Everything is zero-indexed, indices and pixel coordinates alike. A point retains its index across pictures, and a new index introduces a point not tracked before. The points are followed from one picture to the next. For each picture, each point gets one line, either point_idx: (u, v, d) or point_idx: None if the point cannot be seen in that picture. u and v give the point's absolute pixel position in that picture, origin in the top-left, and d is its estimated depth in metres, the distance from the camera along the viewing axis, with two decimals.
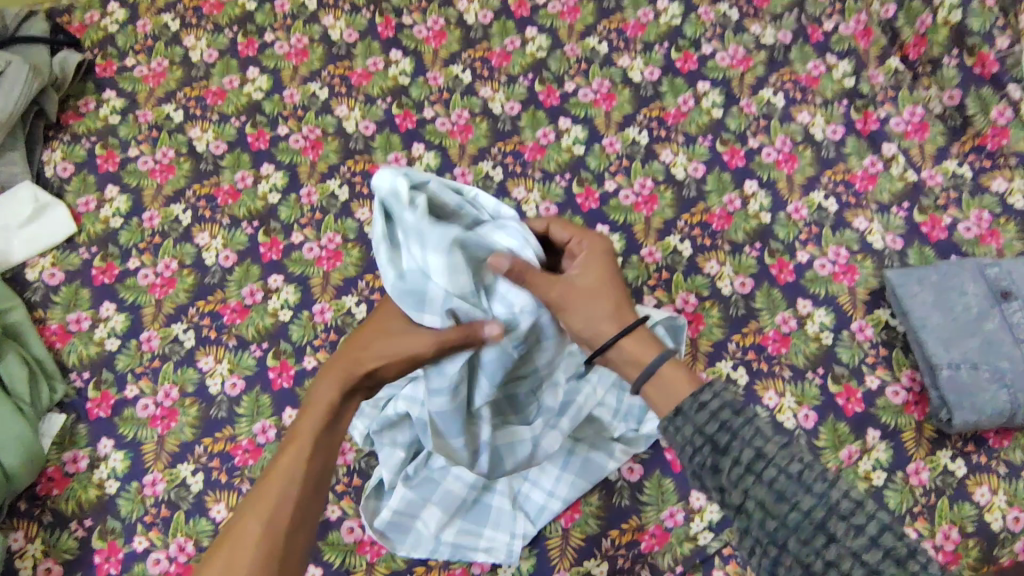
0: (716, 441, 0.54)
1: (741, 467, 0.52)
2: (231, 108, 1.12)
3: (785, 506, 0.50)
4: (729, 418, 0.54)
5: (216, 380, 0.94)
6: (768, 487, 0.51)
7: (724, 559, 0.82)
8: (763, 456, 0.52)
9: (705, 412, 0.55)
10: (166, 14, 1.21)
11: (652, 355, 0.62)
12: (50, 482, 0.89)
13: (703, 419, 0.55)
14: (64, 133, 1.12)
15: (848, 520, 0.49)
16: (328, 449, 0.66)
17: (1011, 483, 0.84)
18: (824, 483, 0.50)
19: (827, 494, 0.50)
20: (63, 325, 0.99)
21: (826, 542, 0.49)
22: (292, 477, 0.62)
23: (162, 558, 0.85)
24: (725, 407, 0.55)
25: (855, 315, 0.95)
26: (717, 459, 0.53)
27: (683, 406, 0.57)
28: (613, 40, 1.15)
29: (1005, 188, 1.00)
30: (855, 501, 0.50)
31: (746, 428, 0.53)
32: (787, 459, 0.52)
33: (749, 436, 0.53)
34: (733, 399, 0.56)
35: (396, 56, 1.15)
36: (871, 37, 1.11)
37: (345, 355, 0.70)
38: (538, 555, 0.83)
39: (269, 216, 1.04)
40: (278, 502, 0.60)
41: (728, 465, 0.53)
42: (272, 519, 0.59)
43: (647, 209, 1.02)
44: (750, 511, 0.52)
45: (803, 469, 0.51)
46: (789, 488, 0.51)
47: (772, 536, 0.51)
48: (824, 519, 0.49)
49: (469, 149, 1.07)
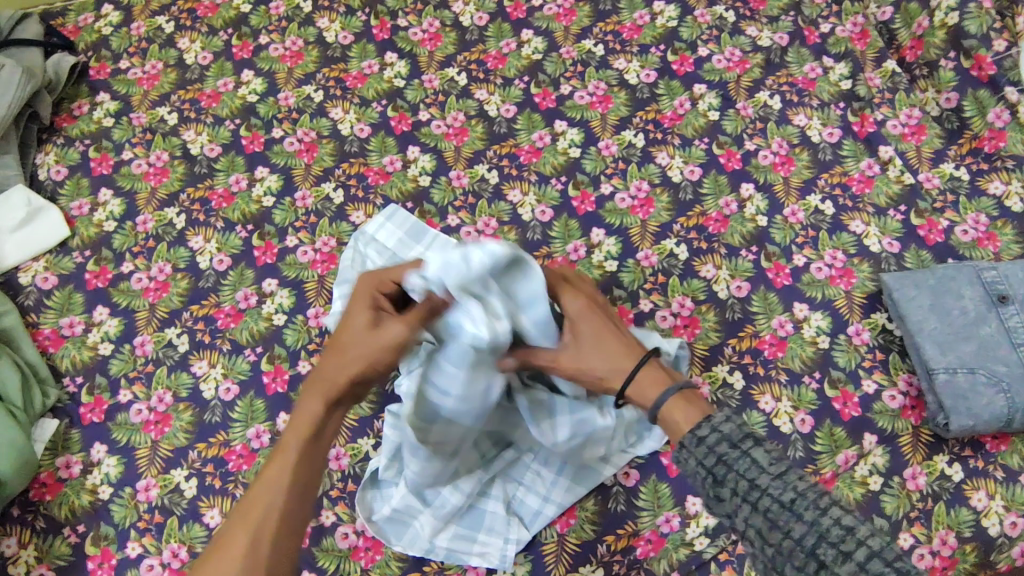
0: (715, 474, 0.57)
1: (739, 496, 0.55)
2: (226, 110, 1.12)
3: (778, 533, 0.52)
4: (727, 452, 0.57)
5: (210, 385, 0.94)
6: (763, 516, 0.53)
7: (720, 565, 0.81)
8: (757, 486, 0.54)
9: (703, 446, 0.59)
10: (160, 16, 1.20)
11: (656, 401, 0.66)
12: (43, 488, 0.89)
13: (703, 453, 0.58)
14: (57, 136, 1.11)
15: (837, 546, 0.50)
16: (316, 458, 0.65)
17: (1008, 488, 0.84)
18: (815, 511, 0.52)
19: (817, 522, 0.52)
20: (56, 329, 0.98)
21: (817, 568, 0.50)
22: (277, 493, 0.61)
23: (155, 564, 0.85)
24: (723, 440, 0.58)
25: (852, 318, 0.94)
26: (718, 490, 0.57)
27: (684, 441, 0.60)
28: (610, 42, 1.15)
29: (1003, 191, 1.00)
30: (845, 528, 0.51)
31: (742, 461, 0.56)
32: (780, 489, 0.54)
33: (743, 468, 0.56)
34: (732, 431, 0.59)
35: (391, 58, 1.15)
36: (867, 39, 1.12)
37: (336, 355, 0.68)
38: (532, 561, 0.83)
39: (263, 219, 1.03)
40: (263, 514, 0.60)
41: (727, 495, 0.56)
42: (259, 527, 0.59)
43: (643, 213, 1.02)
44: (751, 538, 0.54)
45: (796, 498, 0.53)
46: (781, 517, 0.53)
47: (772, 561, 0.53)
48: (815, 546, 0.51)
49: (464, 152, 1.07)
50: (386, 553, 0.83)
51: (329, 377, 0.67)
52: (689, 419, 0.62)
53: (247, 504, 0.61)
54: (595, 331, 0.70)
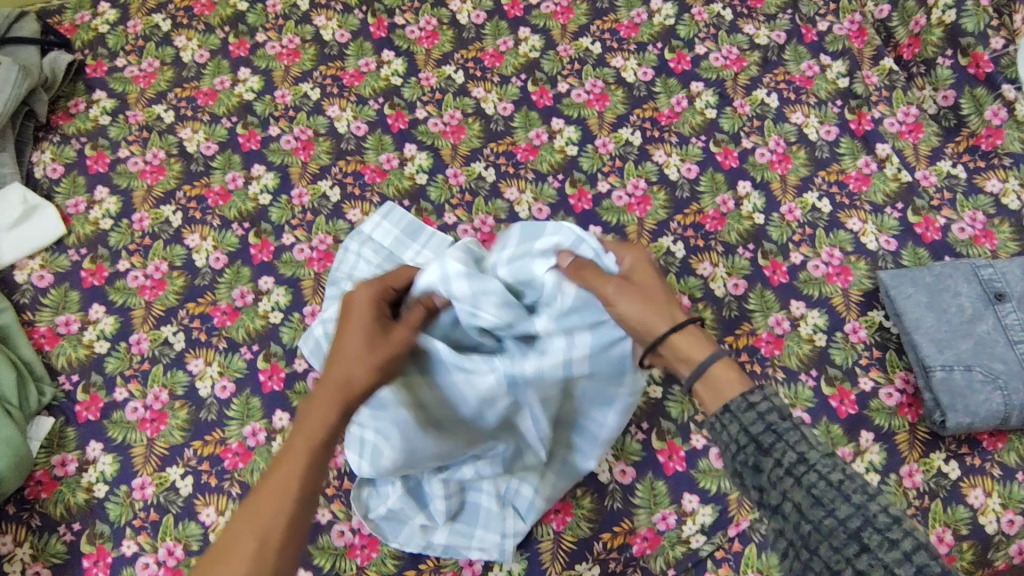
0: (762, 442, 0.53)
1: (782, 469, 0.52)
2: (222, 108, 1.12)
3: (822, 511, 0.50)
4: (776, 421, 0.54)
5: (206, 383, 0.94)
6: (807, 491, 0.51)
7: (717, 563, 0.81)
8: (805, 461, 0.52)
9: (753, 413, 0.55)
10: (157, 14, 1.20)
11: (706, 352, 0.59)
12: (38, 486, 0.89)
13: (751, 419, 0.55)
14: (54, 134, 1.11)
15: (883, 533, 0.48)
16: (324, 461, 0.62)
17: (1006, 485, 0.84)
18: (864, 495, 0.50)
19: (864, 506, 0.49)
20: (51, 327, 0.98)
21: (858, 551, 0.48)
22: (286, 498, 0.59)
23: (151, 562, 0.85)
24: (773, 410, 0.55)
25: (848, 316, 0.94)
26: (759, 459, 0.53)
27: (731, 404, 0.56)
28: (607, 40, 1.14)
29: (1000, 189, 1.00)
30: (893, 516, 0.49)
31: (792, 434, 0.53)
32: (829, 467, 0.51)
33: (794, 440, 0.53)
34: (782, 404, 0.56)
35: (388, 56, 1.15)
36: (864, 37, 1.12)
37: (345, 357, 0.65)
38: (529, 558, 0.83)
39: (260, 217, 1.03)
40: (271, 519, 0.58)
41: (769, 465, 0.53)
42: (267, 532, 0.58)
43: (640, 210, 1.02)
44: (787, 513, 0.51)
45: (844, 479, 0.51)
46: (828, 495, 0.50)
47: (805, 539, 0.50)
48: (859, 529, 0.48)
49: (461, 150, 1.07)
50: (383, 551, 0.84)
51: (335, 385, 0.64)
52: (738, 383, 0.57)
53: (256, 505, 0.59)
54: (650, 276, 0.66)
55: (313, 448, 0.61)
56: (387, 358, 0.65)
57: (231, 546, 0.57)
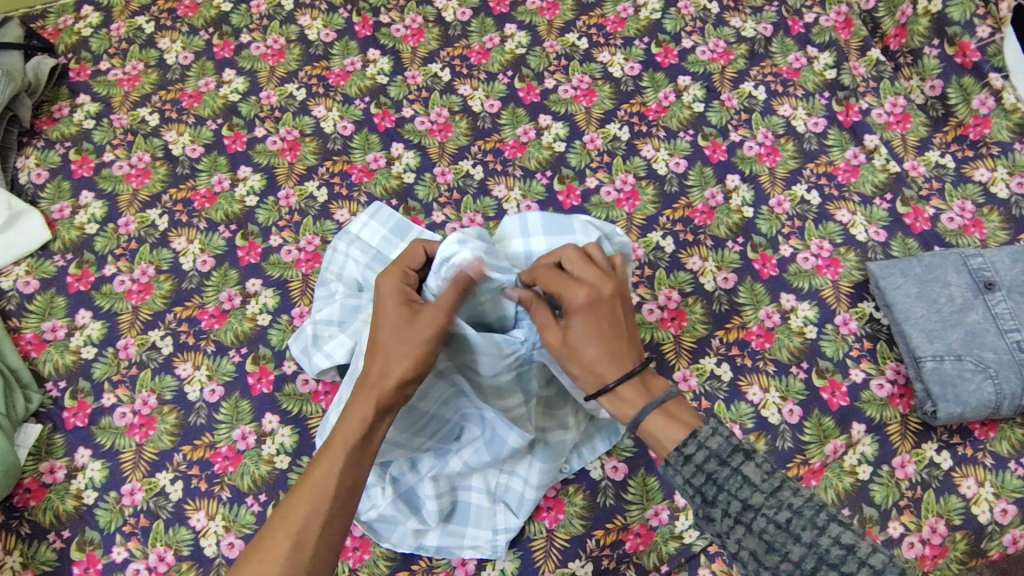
0: (705, 495, 0.55)
1: (731, 518, 0.54)
2: (207, 110, 1.11)
3: (776, 556, 0.52)
4: (715, 470, 0.56)
5: (195, 387, 0.93)
6: (758, 538, 0.53)
7: (710, 557, 0.81)
8: (750, 507, 0.54)
9: (690, 465, 0.57)
10: (141, 17, 1.19)
11: (633, 413, 0.62)
12: (26, 493, 0.88)
13: (690, 472, 0.56)
14: (38, 139, 1.10)
15: (837, 568, 0.50)
16: (363, 458, 0.63)
17: (998, 475, 0.84)
18: (813, 531, 0.51)
19: (816, 543, 0.51)
20: (38, 334, 0.97)
21: None
22: (322, 495, 0.59)
23: (141, 568, 0.84)
24: (711, 457, 0.56)
25: (838, 308, 0.94)
26: (708, 510, 0.55)
27: (670, 459, 0.58)
28: (593, 36, 1.14)
29: (988, 178, 1.00)
30: (846, 547, 0.50)
31: (732, 480, 0.55)
32: (775, 508, 0.53)
33: (734, 489, 0.54)
34: (720, 446, 0.57)
35: (374, 55, 1.14)
36: (851, 29, 1.11)
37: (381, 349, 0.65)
38: (522, 557, 0.82)
39: (247, 219, 1.03)
40: (307, 518, 0.58)
41: (718, 515, 0.55)
42: (303, 529, 0.58)
43: (628, 206, 1.01)
44: (745, 560, 0.54)
45: (792, 518, 0.52)
46: (779, 539, 0.52)
47: None
48: (814, 568, 0.51)
49: (449, 148, 1.06)
50: (375, 552, 0.83)
51: (372, 379, 0.64)
52: (673, 438, 0.59)
53: (293, 501, 0.59)
54: (591, 329, 0.64)
55: (351, 445, 0.62)
56: (421, 343, 0.65)
57: (266, 546, 0.57)
